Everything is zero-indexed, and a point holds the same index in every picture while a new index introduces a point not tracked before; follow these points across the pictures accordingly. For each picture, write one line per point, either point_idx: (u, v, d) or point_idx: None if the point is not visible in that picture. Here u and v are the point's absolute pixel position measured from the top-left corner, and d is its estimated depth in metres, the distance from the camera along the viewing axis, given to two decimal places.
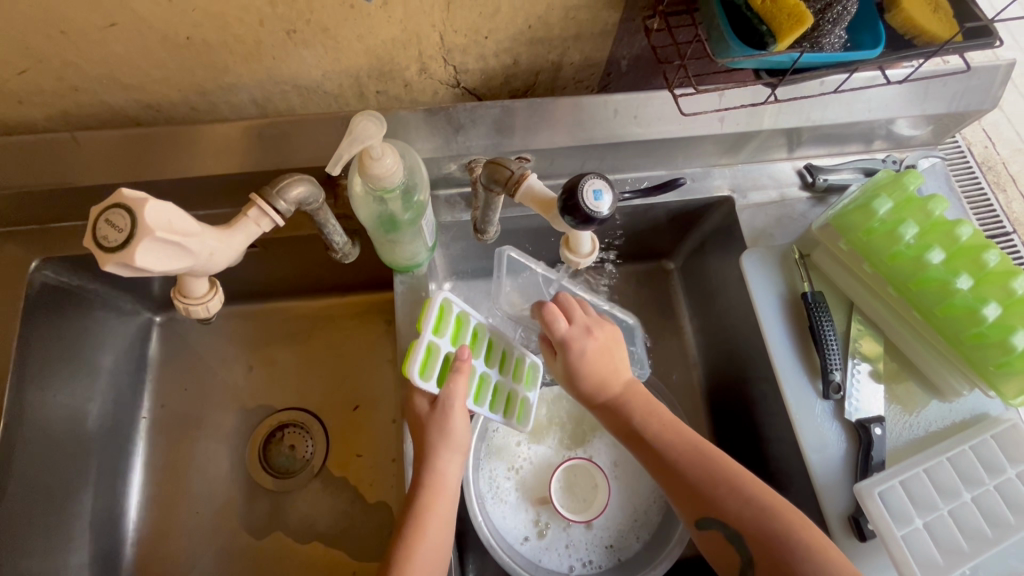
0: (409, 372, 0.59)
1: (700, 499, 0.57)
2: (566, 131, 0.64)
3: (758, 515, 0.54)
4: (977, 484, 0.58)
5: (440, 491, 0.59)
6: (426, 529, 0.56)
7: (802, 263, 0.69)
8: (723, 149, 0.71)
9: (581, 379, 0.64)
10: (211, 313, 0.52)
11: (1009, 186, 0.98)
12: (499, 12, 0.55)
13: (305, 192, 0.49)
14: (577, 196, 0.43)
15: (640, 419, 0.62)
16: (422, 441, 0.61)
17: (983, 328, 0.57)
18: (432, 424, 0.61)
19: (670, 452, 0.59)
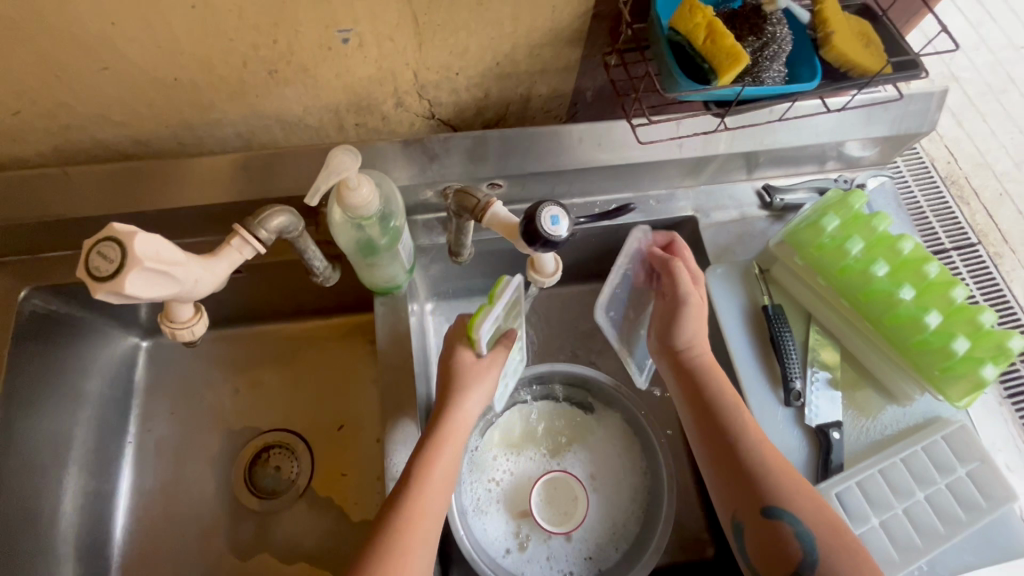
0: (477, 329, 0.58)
1: (774, 490, 0.57)
2: (535, 159, 0.68)
3: (831, 523, 0.55)
4: (930, 484, 0.61)
5: (451, 424, 0.62)
6: (441, 456, 0.60)
7: (761, 278, 0.73)
8: (685, 172, 0.76)
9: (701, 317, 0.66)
10: (196, 336, 0.54)
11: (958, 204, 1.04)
12: (468, 51, 0.59)
13: (286, 222, 0.52)
14: (535, 223, 0.45)
15: (726, 402, 0.62)
16: (452, 375, 0.65)
17: (926, 334, 0.62)
18: (467, 369, 0.65)
19: (755, 442, 0.59)
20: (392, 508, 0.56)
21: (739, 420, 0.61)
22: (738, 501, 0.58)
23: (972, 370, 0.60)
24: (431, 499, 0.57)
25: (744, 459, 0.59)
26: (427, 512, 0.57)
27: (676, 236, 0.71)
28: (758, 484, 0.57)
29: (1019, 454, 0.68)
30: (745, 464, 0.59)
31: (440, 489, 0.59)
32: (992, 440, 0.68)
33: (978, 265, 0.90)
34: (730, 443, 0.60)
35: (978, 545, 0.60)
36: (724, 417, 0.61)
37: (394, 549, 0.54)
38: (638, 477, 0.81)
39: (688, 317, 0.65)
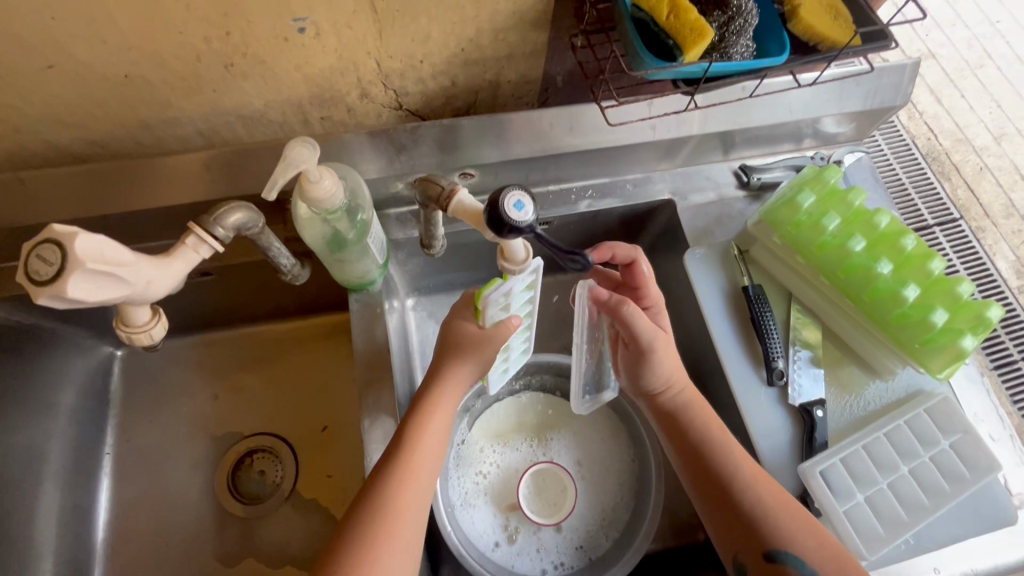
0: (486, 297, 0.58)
1: (771, 530, 0.55)
2: (505, 146, 0.67)
3: (835, 558, 0.53)
4: (914, 457, 0.61)
5: (438, 395, 0.60)
6: (428, 428, 0.59)
7: (740, 258, 0.72)
8: (660, 155, 0.75)
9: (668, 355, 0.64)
10: (156, 339, 0.52)
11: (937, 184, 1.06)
12: (431, 38, 0.58)
13: (243, 218, 0.50)
14: (498, 209, 0.43)
15: (712, 444, 0.60)
16: (449, 346, 0.62)
17: (906, 308, 0.62)
18: (458, 339, 0.62)
19: (748, 482, 0.57)
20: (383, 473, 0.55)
21: (731, 461, 0.58)
22: (738, 543, 0.56)
23: (952, 342, 0.59)
24: (417, 471, 0.56)
25: (738, 502, 0.57)
26: (414, 479, 0.56)
27: (635, 254, 0.67)
28: (757, 526, 0.55)
29: (1002, 424, 0.67)
30: (740, 508, 0.56)
31: (426, 461, 0.57)
32: (975, 411, 0.68)
33: (959, 239, 0.91)
34: (722, 486, 0.58)
35: (963, 516, 0.60)
36: (712, 456, 0.59)
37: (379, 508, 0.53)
38: (625, 462, 0.81)
39: (659, 360, 0.62)
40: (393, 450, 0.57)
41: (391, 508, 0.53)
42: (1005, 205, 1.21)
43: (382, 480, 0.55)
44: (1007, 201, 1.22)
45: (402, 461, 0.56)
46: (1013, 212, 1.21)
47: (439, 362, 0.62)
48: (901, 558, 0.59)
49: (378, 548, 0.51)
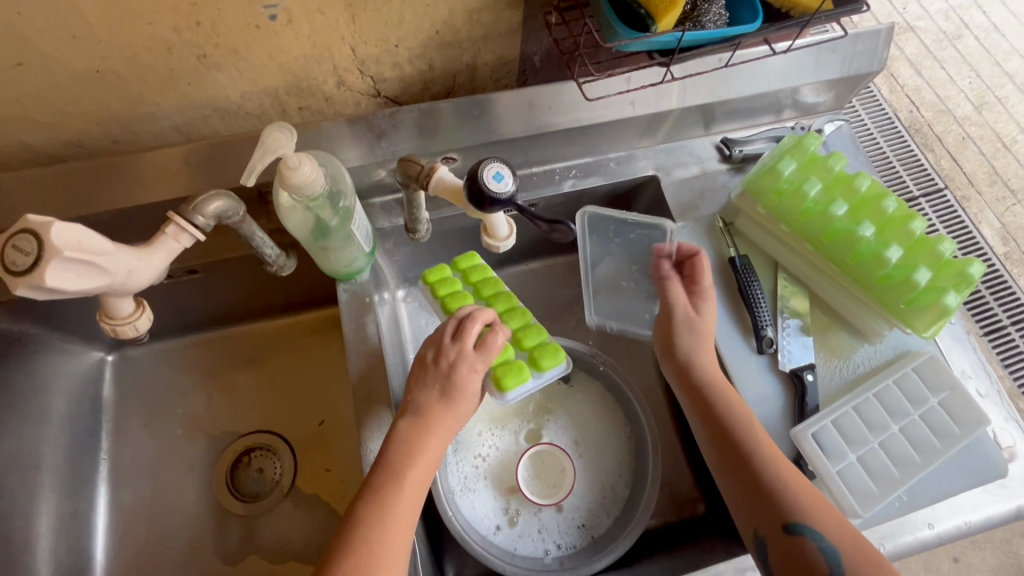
0: (506, 397, 0.63)
1: (791, 504, 0.53)
2: (484, 128, 0.67)
3: (853, 536, 0.52)
4: (904, 415, 0.62)
5: (428, 431, 0.59)
6: (415, 462, 0.58)
7: (725, 231, 0.73)
8: (641, 132, 0.75)
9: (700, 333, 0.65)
10: (140, 332, 0.52)
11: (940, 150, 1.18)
12: (404, 21, 0.58)
13: (223, 206, 0.49)
14: (477, 182, 0.43)
15: (737, 417, 0.59)
16: (448, 395, 0.60)
17: (889, 270, 0.62)
18: (457, 358, 0.61)
19: (769, 457, 0.56)
20: (382, 466, 0.57)
21: (752, 436, 0.58)
22: (756, 516, 0.55)
23: (935, 299, 0.60)
24: (407, 499, 0.56)
25: (758, 474, 0.55)
26: (405, 507, 0.55)
27: (698, 250, 0.69)
28: (775, 499, 0.54)
29: (990, 381, 0.68)
30: (761, 477, 0.55)
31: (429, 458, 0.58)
32: (963, 369, 0.69)
33: (943, 208, 0.95)
34: (742, 457, 0.57)
35: (954, 471, 0.61)
36: (735, 429, 0.58)
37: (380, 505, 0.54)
38: (622, 440, 0.82)
39: (682, 331, 0.64)
40: (381, 481, 0.56)
41: (386, 536, 0.53)
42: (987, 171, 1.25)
43: (380, 478, 0.56)
44: (990, 168, 1.26)
45: (389, 493, 0.55)
46: (997, 178, 1.26)
47: (432, 405, 0.60)
48: (892, 521, 0.60)
49: (380, 544, 0.52)
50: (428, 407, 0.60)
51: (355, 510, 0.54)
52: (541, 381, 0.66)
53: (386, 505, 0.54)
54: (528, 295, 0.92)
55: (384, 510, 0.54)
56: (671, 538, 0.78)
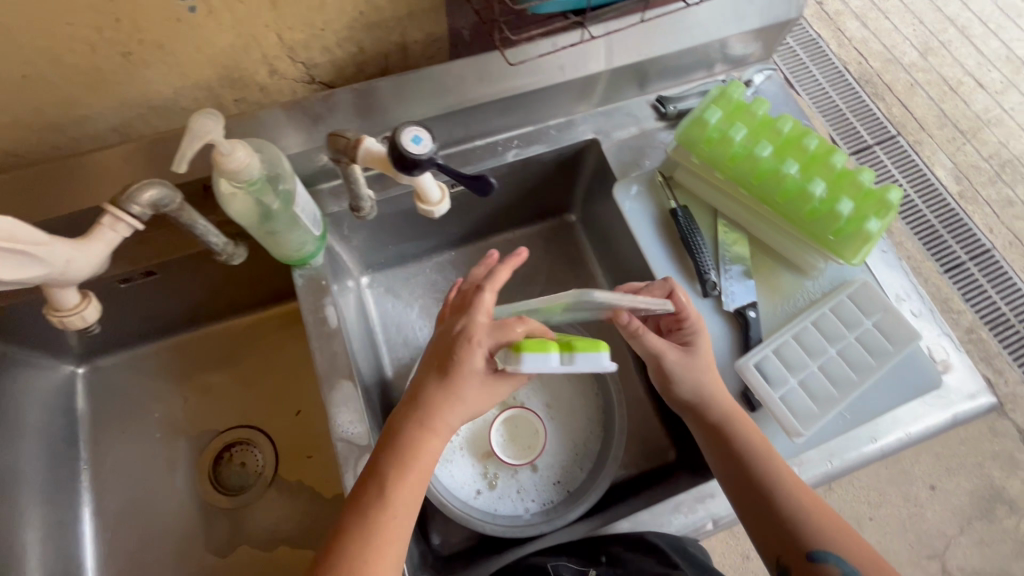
0: (521, 360, 0.50)
1: (811, 533, 0.54)
2: (421, 103, 0.69)
3: (872, 556, 0.53)
4: (841, 339, 0.66)
5: (428, 429, 0.57)
6: (411, 467, 0.56)
7: (665, 184, 0.76)
8: (578, 96, 0.78)
9: (692, 369, 0.62)
10: (89, 320, 0.55)
11: (885, 95, 1.36)
12: (326, 4, 0.59)
13: (156, 193, 0.51)
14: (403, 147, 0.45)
15: (751, 447, 0.59)
16: (444, 368, 0.58)
17: (816, 204, 0.65)
18: (458, 335, 0.59)
19: (785, 485, 0.57)
20: (375, 474, 0.56)
21: (765, 464, 0.58)
22: (777, 546, 0.55)
23: (859, 228, 0.64)
24: (398, 507, 0.55)
25: (774, 503, 0.56)
26: (396, 514, 0.55)
27: (669, 284, 0.65)
28: (794, 528, 0.55)
29: (922, 301, 0.73)
30: (778, 506, 0.56)
31: (422, 471, 0.57)
32: (898, 292, 0.73)
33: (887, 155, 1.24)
34: (757, 486, 0.57)
35: (892, 386, 0.66)
36: (746, 458, 0.59)
37: (371, 522, 0.54)
38: (591, 397, 0.85)
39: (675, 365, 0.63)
40: (370, 486, 0.56)
41: (372, 550, 0.53)
42: (936, 115, 1.36)
43: (375, 492, 0.56)
44: (938, 111, 1.37)
45: (375, 504, 0.55)
46: (945, 121, 1.36)
47: (431, 394, 0.57)
48: (834, 438, 0.64)
49: (370, 545, 0.53)
50: (424, 382, 0.59)
51: (344, 516, 0.55)
52: (564, 367, 0.50)
53: (375, 516, 0.55)
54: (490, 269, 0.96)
55: (372, 521, 0.54)
56: (644, 485, 0.81)
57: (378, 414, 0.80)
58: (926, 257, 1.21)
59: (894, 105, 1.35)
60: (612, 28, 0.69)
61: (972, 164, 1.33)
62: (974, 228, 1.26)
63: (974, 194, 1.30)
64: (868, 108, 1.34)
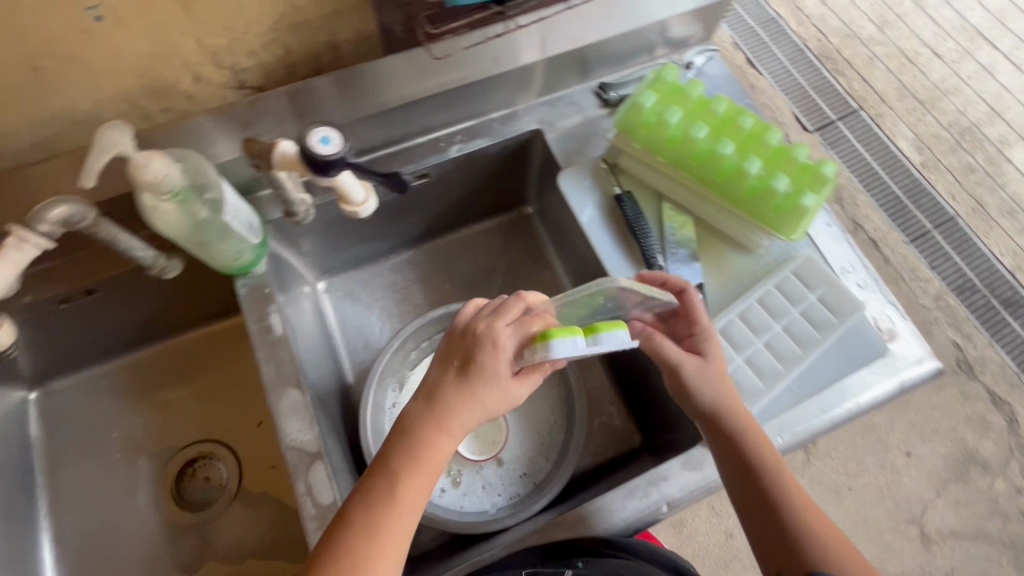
0: (550, 346, 0.49)
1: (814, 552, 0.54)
2: (355, 102, 0.69)
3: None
4: (785, 315, 0.67)
5: (440, 426, 0.55)
6: (421, 463, 0.54)
7: (610, 171, 0.75)
8: (518, 87, 0.77)
9: (704, 376, 0.62)
10: None
11: (846, 70, 1.38)
12: (243, 7, 0.58)
13: (66, 210, 0.51)
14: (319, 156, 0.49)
15: (764, 459, 0.58)
16: (465, 370, 0.56)
17: (753, 181, 0.66)
18: (483, 330, 0.57)
19: (794, 502, 0.57)
20: (383, 466, 0.55)
21: (777, 478, 0.57)
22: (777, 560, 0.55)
23: (796, 203, 0.65)
24: (405, 508, 0.53)
25: (782, 518, 0.56)
26: (401, 517, 0.53)
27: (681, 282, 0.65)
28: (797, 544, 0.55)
29: (867, 272, 0.73)
30: (785, 522, 0.56)
31: (429, 474, 0.55)
32: (844, 265, 0.73)
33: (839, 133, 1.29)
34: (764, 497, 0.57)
35: (838, 358, 0.67)
36: (758, 470, 0.58)
37: (378, 514, 0.52)
38: (554, 388, 0.85)
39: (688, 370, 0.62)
40: (375, 481, 0.54)
41: (374, 547, 0.51)
42: (897, 88, 1.38)
43: (384, 492, 0.53)
44: (898, 84, 1.39)
45: (384, 504, 0.53)
46: (905, 93, 1.38)
47: (447, 386, 0.56)
48: (784, 414, 0.65)
49: (373, 543, 0.51)
50: (442, 383, 0.56)
51: (345, 509, 0.53)
52: (586, 349, 0.50)
53: (380, 513, 0.53)
54: (449, 266, 0.96)
55: (376, 518, 0.52)
56: (609, 472, 0.81)
57: (337, 419, 0.80)
58: (891, 228, 1.22)
59: (855, 80, 1.37)
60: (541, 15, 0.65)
61: (933, 134, 1.34)
62: (936, 196, 1.27)
63: (936, 163, 1.31)
64: (830, 84, 1.36)
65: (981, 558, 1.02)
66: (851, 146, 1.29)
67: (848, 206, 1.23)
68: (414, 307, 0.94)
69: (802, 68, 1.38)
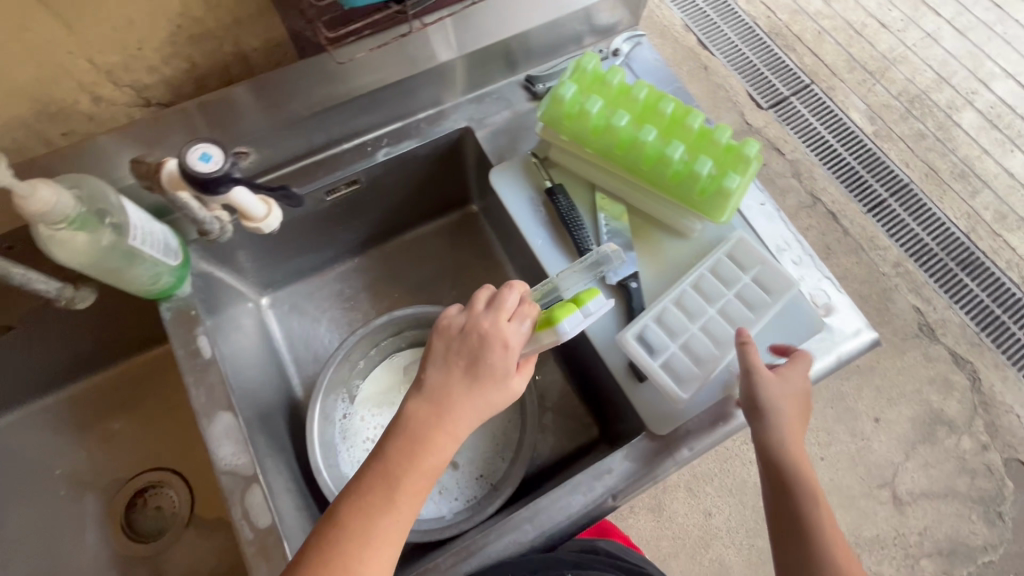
0: (560, 330, 0.54)
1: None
2: (270, 112, 0.67)
3: None
4: (719, 298, 0.67)
5: (442, 426, 0.53)
6: (418, 465, 0.52)
7: (539, 165, 0.75)
8: (443, 85, 0.76)
9: (775, 391, 0.59)
10: None
11: (796, 45, 1.40)
12: (132, 22, 0.55)
13: None
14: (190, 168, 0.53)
15: (807, 484, 0.57)
16: (473, 371, 0.54)
17: (677, 166, 0.66)
18: (488, 325, 0.56)
19: (826, 531, 0.55)
20: (382, 461, 0.52)
21: (813, 506, 0.56)
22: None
23: (720, 185, 0.65)
24: (402, 513, 0.51)
25: (809, 543, 0.55)
26: (397, 520, 0.51)
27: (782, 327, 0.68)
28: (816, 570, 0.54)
29: (802, 248, 0.74)
30: (810, 547, 0.55)
31: (430, 479, 0.53)
32: (778, 243, 0.74)
33: (790, 113, 1.33)
34: (794, 518, 0.56)
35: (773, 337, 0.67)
36: (798, 491, 0.57)
37: (378, 510, 0.50)
38: None
39: (761, 378, 0.59)
40: (373, 484, 0.51)
41: (370, 550, 0.49)
42: (846, 60, 1.39)
43: (384, 497, 0.51)
44: (847, 56, 1.40)
45: (381, 506, 0.50)
46: (855, 65, 1.39)
47: (451, 385, 0.54)
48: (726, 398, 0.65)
49: (367, 546, 0.49)
50: (446, 384, 0.54)
51: (341, 505, 0.51)
52: (589, 317, 0.55)
53: (378, 516, 0.50)
54: (398, 275, 0.91)
55: (371, 520, 0.50)
56: (566, 467, 0.81)
57: (287, 438, 0.77)
58: (849, 199, 1.24)
59: (805, 55, 1.38)
60: (444, 12, 0.64)
61: (884, 103, 1.35)
62: (891, 165, 1.29)
63: (889, 132, 1.31)
64: (782, 61, 1.38)
65: (952, 515, 1.04)
66: (807, 123, 1.32)
67: (806, 179, 1.26)
68: (365, 315, 0.89)
69: (753, 47, 1.40)
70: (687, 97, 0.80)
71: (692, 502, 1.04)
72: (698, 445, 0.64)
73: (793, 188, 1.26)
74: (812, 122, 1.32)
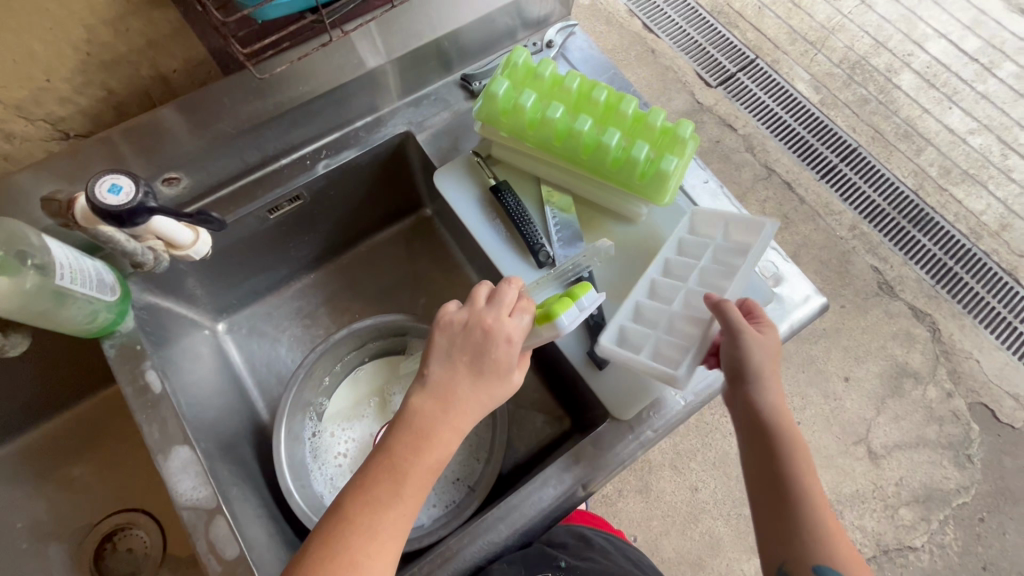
0: (559, 324, 0.55)
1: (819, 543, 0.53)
2: (196, 132, 0.65)
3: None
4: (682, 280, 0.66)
5: (447, 422, 0.52)
6: (425, 461, 0.51)
7: (482, 163, 0.74)
8: (376, 91, 0.75)
9: (760, 357, 0.56)
10: None
11: (738, 21, 1.42)
12: (35, 53, 0.54)
13: None
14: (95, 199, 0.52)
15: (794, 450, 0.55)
16: (476, 368, 0.54)
17: (615, 153, 0.67)
18: (490, 318, 0.55)
19: (813, 495, 0.54)
20: (383, 454, 0.52)
21: (801, 471, 0.55)
22: (780, 548, 0.54)
23: (658, 168, 0.66)
24: (406, 506, 0.50)
25: (796, 509, 0.54)
26: (402, 512, 0.50)
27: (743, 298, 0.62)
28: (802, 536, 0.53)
29: None
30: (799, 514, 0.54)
31: (437, 476, 0.52)
32: None
33: (738, 88, 1.35)
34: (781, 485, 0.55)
35: None
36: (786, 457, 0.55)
37: (383, 501, 0.50)
38: None
39: (748, 345, 0.56)
40: (380, 478, 0.51)
41: (376, 546, 0.49)
42: (787, 33, 1.42)
43: (390, 493, 0.50)
44: (788, 29, 1.42)
45: (387, 499, 0.50)
46: (796, 37, 1.42)
47: (454, 381, 0.53)
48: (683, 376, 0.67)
49: (371, 541, 0.49)
50: (449, 380, 0.53)
51: (345, 498, 0.50)
52: (584, 312, 0.56)
53: (383, 510, 0.50)
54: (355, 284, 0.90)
55: (376, 515, 0.49)
56: (541, 461, 0.81)
57: (255, 464, 0.75)
58: (801, 168, 1.27)
59: (747, 30, 1.41)
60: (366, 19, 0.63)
61: (827, 72, 1.38)
62: (838, 131, 1.32)
63: (834, 100, 1.35)
64: (726, 38, 1.40)
65: (925, 463, 1.08)
66: (755, 97, 1.34)
67: (759, 152, 1.29)
68: (326, 331, 0.87)
69: (697, 26, 1.42)
70: (623, 83, 0.80)
71: (678, 479, 1.06)
72: (660, 425, 0.65)
73: (748, 162, 1.28)
74: (759, 96, 1.34)
